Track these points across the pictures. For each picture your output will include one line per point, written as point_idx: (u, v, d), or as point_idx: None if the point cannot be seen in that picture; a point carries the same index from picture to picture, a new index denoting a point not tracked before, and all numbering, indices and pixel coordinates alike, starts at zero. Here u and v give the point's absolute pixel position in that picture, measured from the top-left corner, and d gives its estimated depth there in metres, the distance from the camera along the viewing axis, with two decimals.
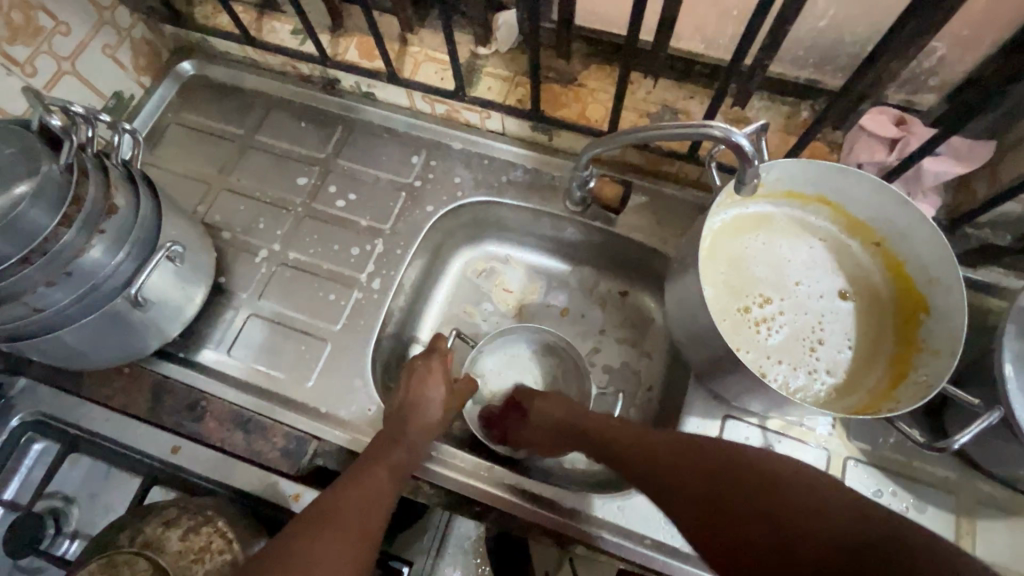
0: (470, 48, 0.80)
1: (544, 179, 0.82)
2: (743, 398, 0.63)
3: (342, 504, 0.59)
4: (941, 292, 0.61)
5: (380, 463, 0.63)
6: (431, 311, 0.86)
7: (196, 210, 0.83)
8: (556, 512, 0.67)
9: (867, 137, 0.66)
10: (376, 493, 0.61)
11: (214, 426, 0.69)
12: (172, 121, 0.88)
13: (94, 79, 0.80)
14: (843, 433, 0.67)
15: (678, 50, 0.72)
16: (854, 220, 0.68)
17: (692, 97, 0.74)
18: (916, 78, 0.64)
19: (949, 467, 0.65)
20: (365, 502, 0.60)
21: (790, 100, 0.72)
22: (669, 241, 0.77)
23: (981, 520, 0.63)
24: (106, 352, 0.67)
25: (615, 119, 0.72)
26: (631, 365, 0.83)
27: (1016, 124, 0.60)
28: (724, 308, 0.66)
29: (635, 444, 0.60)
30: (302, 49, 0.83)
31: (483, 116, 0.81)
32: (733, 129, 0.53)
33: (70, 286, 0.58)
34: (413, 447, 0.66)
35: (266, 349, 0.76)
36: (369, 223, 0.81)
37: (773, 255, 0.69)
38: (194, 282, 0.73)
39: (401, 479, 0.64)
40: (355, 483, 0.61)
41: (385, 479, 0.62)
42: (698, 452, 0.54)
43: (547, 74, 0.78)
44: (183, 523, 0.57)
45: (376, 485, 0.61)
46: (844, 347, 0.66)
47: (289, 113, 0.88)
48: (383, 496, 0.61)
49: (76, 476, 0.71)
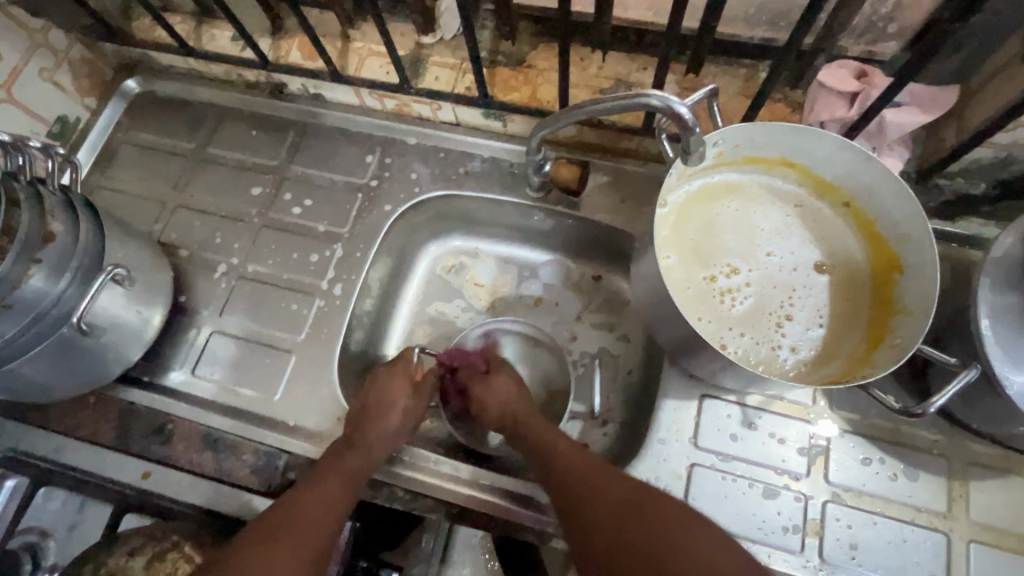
0: (413, 38, 0.77)
1: (502, 167, 0.80)
2: (717, 375, 0.60)
3: (294, 514, 0.57)
4: (914, 248, 0.59)
5: (336, 472, 0.62)
6: (401, 311, 0.84)
7: (152, 230, 0.81)
8: (533, 508, 0.66)
9: (827, 93, 0.63)
10: (327, 503, 0.59)
11: (183, 448, 0.69)
12: (122, 141, 0.86)
13: (33, 104, 0.78)
14: (826, 403, 0.65)
15: (626, 20, 0.69)
16: (823, 182, 0.65)
17: (645, 68, 0.71)
18: (874, 25, 0.61)
19: (937, 429, 0.63)
20: (317, 509, 0.58)
21: (747, 62, 0.69)
22: (635, 220, 0.75)
23: (973, 481, 0.61)
24: (66, 382, 0.66)
25: (565, 98, 0.70)
26: (610, 350, 0.80)
27: (982, 66, 0.57)
28: (688, 277, 0.63)
29: (555, 449, 0.61)
30: (244, 56, 0.81)
31: (433, 107, 0.79)
32: (672, 97, 0.51)
33: (12, 318, 0.56)
34: (369, 450, 0.64)
35: (233, 365, 0.74)
36: (326, 228, 0.79)
37: (746, 221, 0.66)
38: (150, 304, 0.71)
39: (358, 486, 0.62)
40: (306, 491, 0.60)
41: (340, 487, 0.61)
42: (605, 476, 0.57)
43: (494, 58, 0.75)
44: (147, 551, 0.59)
45: (330, 493, 0.60)
46: (814, 323, 0.63)
47: (239, 122, 0.86)
48: (337, 504, 0.60)
49: (52, 509, 0.70)
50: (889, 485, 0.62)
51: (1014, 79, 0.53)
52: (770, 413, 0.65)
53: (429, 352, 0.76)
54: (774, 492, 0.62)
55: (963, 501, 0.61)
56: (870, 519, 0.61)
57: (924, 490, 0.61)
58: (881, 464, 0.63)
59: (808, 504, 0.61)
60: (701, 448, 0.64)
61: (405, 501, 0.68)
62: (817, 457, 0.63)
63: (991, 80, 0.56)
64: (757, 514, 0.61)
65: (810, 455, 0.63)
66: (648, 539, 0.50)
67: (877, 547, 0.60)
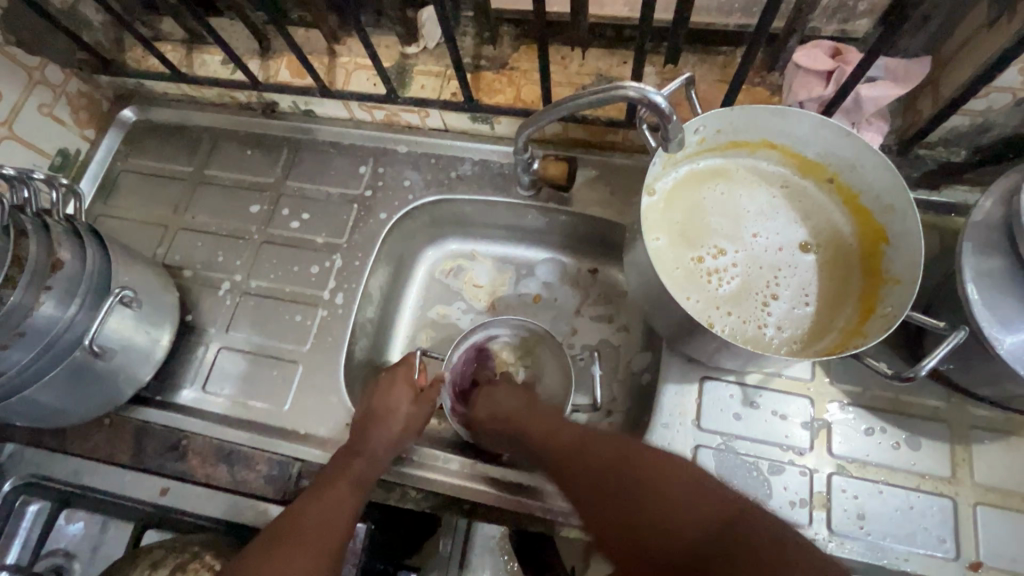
0: (398, 49, 0.79)
1: (492, 169, 0.81)
2: (713, 357, 0.61)
3: (303, 523, 0.58)
4: (897, 219, 0.60)
5: (342, 477, 0.63)
6: (403, 316, 0.86)
7: (156, 253, 0.83)
8: (540, 499, 0.67)
9: (803, 73, 0.64)
10: (336, 506, 0.61)
11: (198, 463, 0.70)
12: (122, 169, 0.89)
13: (34, 139, 0.80)
14: (825, 377, 0.66)
15: (603, 18, 0.70)
16: (805, 161, 0.66)
17: (624, 62, 0.73)
18: (845, 5, 0.62)
19: (937, 396, 0.64)
20: (325, 515, 0.59)
21: (724, 50, 0.71)
22: (626, 212, 0.77)
23: (975, 445, 0.62)
24: (84, 406, 0.68)
25: (547, 96, 0.71)
26: (610, 341, 0.82)
27: (951, 37, 0.59)
28: (677, 259, 0.64)
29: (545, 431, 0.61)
30: (235, 78, 0.83)
31: (422, 115, 0.81)
32: (647, 88, 0.52)
33: (25, 345, 0.58)
34: (373, 456, 0.65)
35: (242, 380, 0.76)
36: (325, 239, 0.81)
37: (732, 204, 0.67)
38: (158, 325, 0.72)
39: (365, 493, 0.64)
40: (313, 501, 0.61)
41: (347, 492, 0.62)
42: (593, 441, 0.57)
43: (477, 63, 0.77)
44: (169, 563, 0.61)
45: (336, 498, 0.61)
46: (800, 302, 0.64)
47: (234, 143, 0.88)
48: (343, 510, 0.61)
49: (75, 532, 0.72)
50: (892, 454, 0.62)
51: (982, 47, 0.54)
52: (769, 391, 0.66)
53: (432, 355, 0.77)
54: (778, 468, 0.63)
55: (967, 464, 0.61)
56: (875, 488, 0.61)
57: (927, 457, 0.62)
58: (883, 433, 0.63)
59: (814, 478, 0.62)
60: (704, 429, 0.65)
61: (418, 500, 0.69)
62: (820, 431, 0.64)
63: (961, 50, 0.57)
64: (764, 491, 0.62)
65: (813, 429, 0.64)
66: (645, 485, 0.51)
67: (884, 516, 0.60)
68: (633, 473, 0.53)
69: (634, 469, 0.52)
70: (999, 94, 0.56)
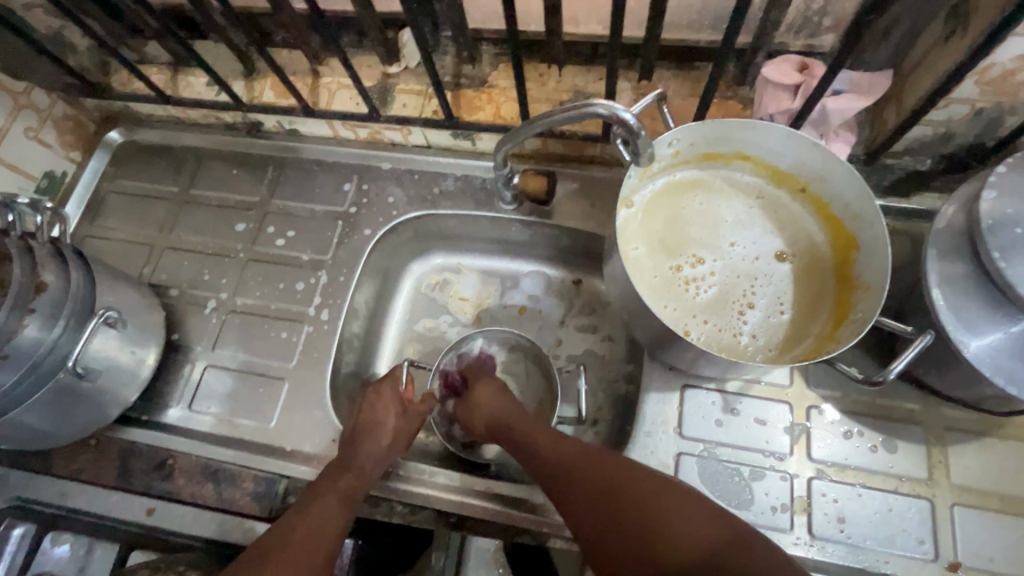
0: (380, 69, 0.81)
1: (475, 183, 0.83)
2: (693, 365, 0.62)
3: (292, 532, 0.59)
4: (866, 226, 0.62)
5: (330, 490, 0.63)
6: (389, 330, 0.87)
7: (142, 272, 0.84)
8: (526, 510, 0.68)
9: (772, 87, 0.65)
10: (325, 518, 0.61)
11: (184, 481, 0.71)
12: (108, 190, 0.89)
13: (19, 162, 0.81)
14: (803, 383, 0.67)
15: (578, 35, 0.73)
16: (776, 171, 0.68)
17: (601, 79, 0.75)
18: (810, 20, 0.64)
19: (913, 399, 0.65)
20: (313, 527, 0.60)
21: (697, 65, 0.73)
22: (606, 224, 0.78)
23: (951, 446, 0.63)
24: (69, 428, 0.68)
25: (525, 112, 0.73)
26: (595, 351, 0.83)
27: (911, 51, 0.61)
28: (654, 268, 0.65)
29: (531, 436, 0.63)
30: (219, 99, 0.84)
31: (404, 132, 0.82)
32: (616, 106, 0.54)
33: (9, 369, 0.59)
34: (361, 470, 0.65)
35: (229, 398, 0.76)
36: (310, 256, 0.82)
37: (710, 215, 0.69)
38: (144, 345, 0.73)
39: (353, 506, 0.64)
40: (302, 514, 0.61)
41: (335, 504, 0.63)
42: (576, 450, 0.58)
43: (458, 80, 0.79)
44: None
45: (325, 512, 0.62)
46: (776, 310, 0.65)
47: (219, 162, 0.89)
48: (334, 522, 0.61)
49: (61, 554, 0.70)
50: (870, 457, 0.63)
51: (939, 61, 0.56)
52: (749, 397, 0.67)
53: (419, 366, 0.78)
54: (759, 474, 0.63)
55: (943, 466, 0.63)
56: (854, 491, 0.62)
57: (904, 459, 0.63)
58: (860, 437, 0.64)
59: (794, 483, 0.63)
60: (686, 437, 0.66)
61: (404, 513, 0.69)
62: (799, 437, 0.65)
63: (921, 63, 0.59)
64: (746, 496, 0.63)
65: (793, 435, 0.65)
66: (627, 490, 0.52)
67: (863, 519, 0.61)
68: (633, 487, 0.52)
69: (627, 476, 0.54)
70: (959, 106, 0.58)
